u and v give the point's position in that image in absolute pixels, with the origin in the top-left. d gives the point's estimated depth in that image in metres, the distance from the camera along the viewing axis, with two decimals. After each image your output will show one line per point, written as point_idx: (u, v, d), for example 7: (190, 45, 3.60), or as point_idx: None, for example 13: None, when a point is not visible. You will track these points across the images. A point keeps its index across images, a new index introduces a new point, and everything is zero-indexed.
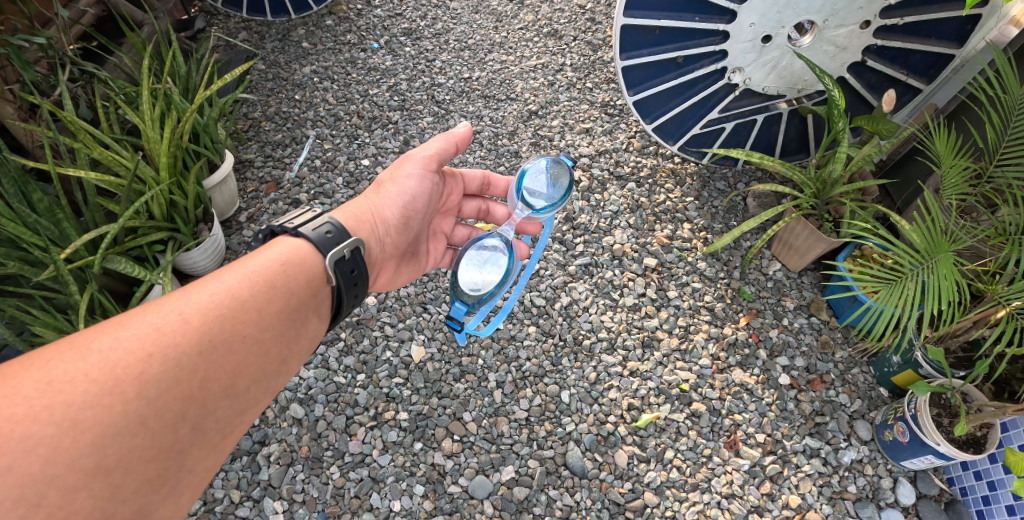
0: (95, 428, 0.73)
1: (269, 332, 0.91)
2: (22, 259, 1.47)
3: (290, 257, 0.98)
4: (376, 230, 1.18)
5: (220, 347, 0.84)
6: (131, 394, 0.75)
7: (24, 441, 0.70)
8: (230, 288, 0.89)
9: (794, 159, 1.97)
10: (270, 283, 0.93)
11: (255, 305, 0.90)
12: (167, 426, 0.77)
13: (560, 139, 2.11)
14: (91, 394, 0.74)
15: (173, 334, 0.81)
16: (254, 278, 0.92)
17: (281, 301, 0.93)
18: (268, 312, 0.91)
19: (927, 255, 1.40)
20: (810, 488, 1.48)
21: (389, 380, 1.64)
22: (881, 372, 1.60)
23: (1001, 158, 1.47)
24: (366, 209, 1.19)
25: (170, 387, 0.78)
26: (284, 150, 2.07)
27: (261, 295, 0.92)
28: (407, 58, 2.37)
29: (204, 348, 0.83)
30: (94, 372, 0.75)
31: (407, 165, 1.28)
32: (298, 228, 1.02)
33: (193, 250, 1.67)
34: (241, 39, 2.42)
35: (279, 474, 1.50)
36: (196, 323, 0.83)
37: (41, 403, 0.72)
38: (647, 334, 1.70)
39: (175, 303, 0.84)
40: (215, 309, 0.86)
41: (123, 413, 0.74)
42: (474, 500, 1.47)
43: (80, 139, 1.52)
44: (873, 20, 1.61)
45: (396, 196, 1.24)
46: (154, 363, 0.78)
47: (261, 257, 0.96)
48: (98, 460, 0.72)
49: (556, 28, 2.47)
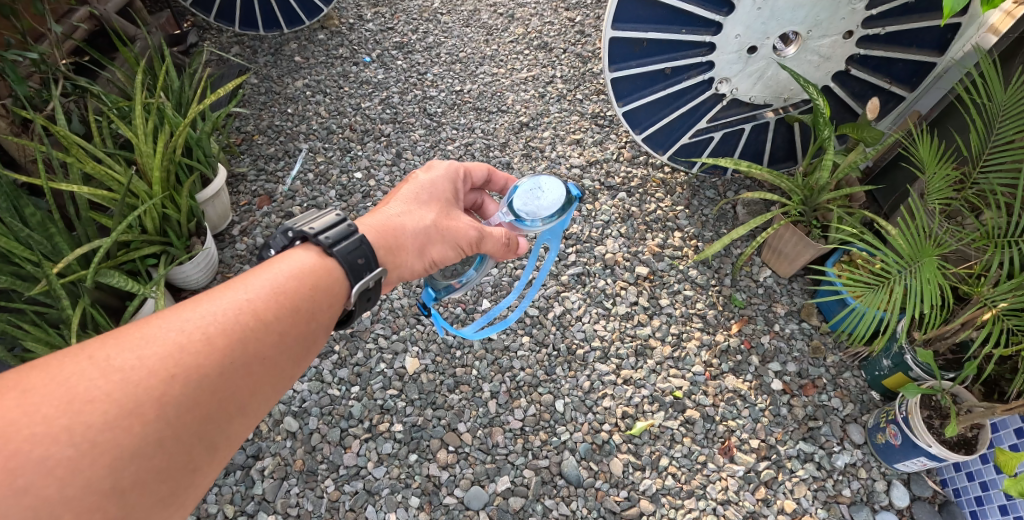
0: (112, 450, 0.68)
1: (292, 349, 0.86)
2: (13, 275, 1.46)
3: (316, 270, 0.92)
4: (437, 262, 1.13)
5: (242, 367, 0.80)
6: (150, 417, 0.71)
7: (41, 461, 0.65)
8: (255, 302, 0.84)
9: (782, 167, 2.00)
10: (297, 297, 0.88)
11: (281, 322, 0.85)
12: (183, 448, 0.73)
13: (550, 150, 2.13)
14: (110, 415, 0.69)
15: (195, 350, 0.76)
16: (278, 291, 0.87)
17: (305, 318, 0.88)
18: (292, 329, 0.87)
19: (913, 260, 1.42)
20: (804, 492, 1.49)
21: (383, 392, 1.64)
22: (873, 375, 1.61)
23: (985, 163, 1.48)
24: (430, 239, 1.11)
25: (189, 408, 0.74)
26: (276, 164, 2.08)
27: (286, 311, 0.86)
28: (398, 72, 2.39)
29: (225, 369, 0.78)
30: (114, 391, 0.70)
31: (445, 186, 1.20)
32: (328, 243, 0.94)
33: (185, 264, 1.67)
34: (233, 53, 2.43)
35: (273, 488, 1.49)
36: (219, 341, 0.78)
37: (59, 422, 0.67)
38: (639, 343, 1.71)
39: (196, 312, 0.79)
40: (240, 326, 0.81)
41: (142, 436, 0.70)
42: (470, 511, 1.47)
43: (73, 153, 1.52)
44: (856, 30, 1.64)
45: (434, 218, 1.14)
46: (175, 383, 0.73)
47: (282, 264, 0.91)
48: (115, 481, 0.68)
49: (546, 41, 2.51)
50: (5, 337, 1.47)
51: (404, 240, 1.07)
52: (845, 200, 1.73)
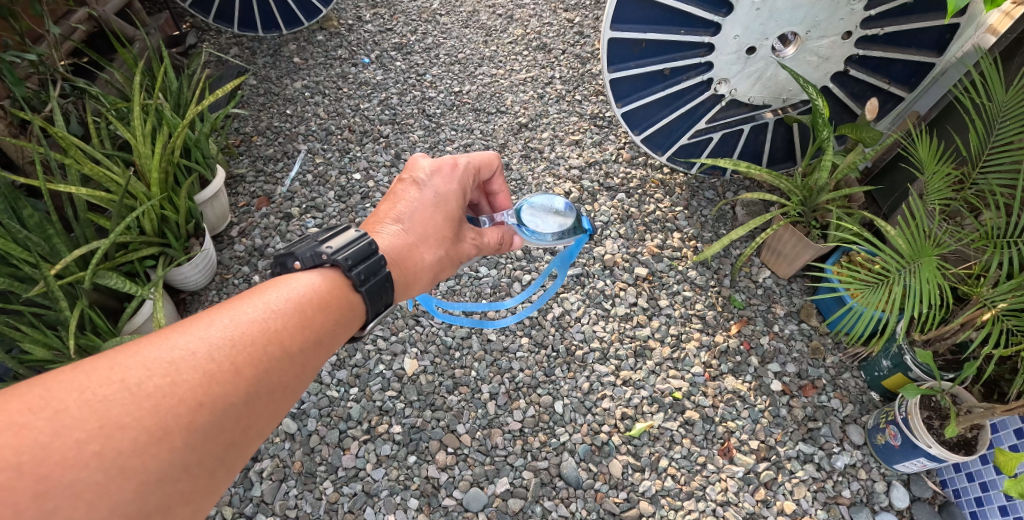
0: (140, 476, 0.67)
1: (310, 374, 0.85)
2: (11, 276, 1.46)
3: (333, 294, 0.91)
4: (444, 279, 1.15)
5: (266, 393, 0.78)
6: (177, 444, 0.69)
7: (70, 486, 0.63)
8: (279, 327, 0.83)
9: (781, 168, 2.00)
10: (318, 323, 0.87)
11: (303, 348, 0.84)
12: (209, 473, 0.72)
13: (549, 151, 2.13)
14: (140, 440, 0.67)
15: (223, 377, 0.75)
16: (302, 316, 0.86)
17: (325, 343, 0.87)
18: (313, 355, 0.85)
19: (912, 260, 1.41)
20: (804, 493, 1.49)
21: (382, 393, 1.63)
22: (872, 376, 1.61)
23: (985, 164, 1.48)
24: (443, 265, 1.11)
25: (216, 434, 0.72)
26: (275, 165, 2.08)
27: (308, 337, 0.85)
28: (397, 73, 2.39)
29: (250, 396, 0.77)
30: (144, 417, 0.68)
31: (457, 198, 1.15)
32: (353, 269, 0.92)
33: (185, 265, 1.67)
34: (232, 54, 2.43)
35: (271, 490, 1.48)
36: (245, 368, 0.77)
37: (90, 447, 0.65)
38: (638, 344, 1.71)
39: (223, 337, 0.78)
40: (265, 352, 0.80)
41: (169, 462, 0.69)
42: (469, 513, 1.46)
43: (71, 154, 1.52)
44: (855, 31, 1.64)
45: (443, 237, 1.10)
46: (203, 410, 0.72)
47: (304, 288, 0.90)
48: (142, 506, 0.66)
49: (545, 42, 2.50)
50: (3, 339, 1.47)
51: (423, 273, 1.07)
52: (844, 200, 1.72)
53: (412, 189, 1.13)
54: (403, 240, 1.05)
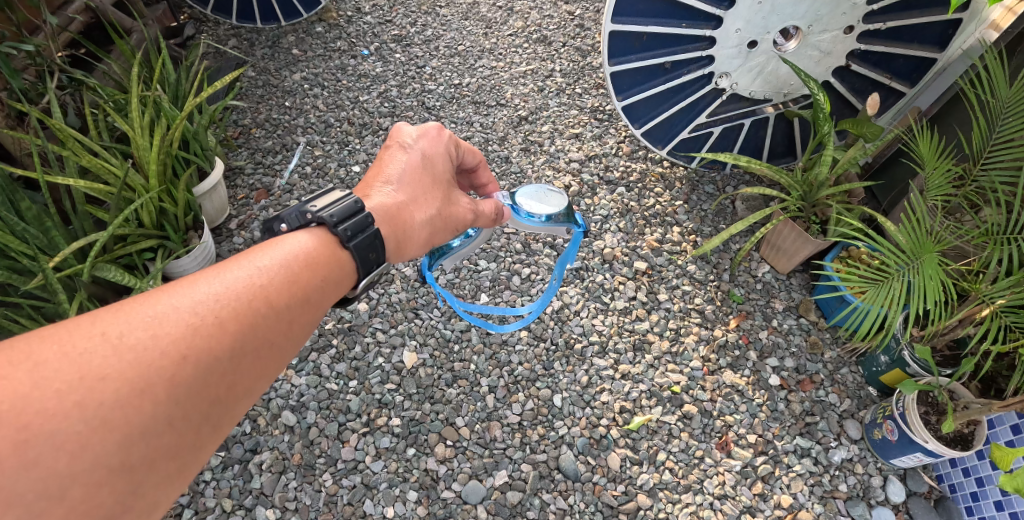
0: (123, 427, 0.66)
1: (297, 335, 0.85)
2: (9, 268, 1.46)
3: (320, 255, 0.91)
4: (438, 244, 1.14)
5: (250, 351, 0.78)
6: (160, 396, 0.69)
7: (52, 436, 0.63)
8: (265, 286, 0.82)
9: (781, 163, 2.00)
10: (305, 283, 0.87)
11: (289, 308, 0.83)
12: (193, 428, 0.72)
13: (549, 145, 2.12)
14: (122, 393, 0.67)
15: (207, 332, 0.74)
16: (288, 276, 0.85)
17: (312, 304, 0.87)
18: (300, 314, 0.85)
19: (913, 256, 1.41)
20: (801, 487, 1.49)
21: (380, 386, 1.64)
22: (871, 371, 1.61)
23: (986, 160, 1.48)
24: (436, 227, 1.10)
25: (199, 390, 0.72)
26: (274, 158, 2.07)
27: (295, 297, 0.84)
28: (396, 65, 2.38)
29: (235, 353, 0.76)
30: (127, 369, 0.68)
31: (443, 162, 1.15)
32: (339, 226, 0.92)
33: (184, 258, 1.67)
34: (230, 45, 2.42)
35: (271, 483, 1.49)
36: (230, 325, 0.76)
37: (71, 399, 0.65)
38: (637, 338, 1.72)
39: (208, 294, 0.77)
40: (250, 311, 0.79)
41: (153, 416, 0.68)
42: (468, 505, 1.47)
43: (69, 146, 1.51)
44: (857, 25, 1.63)
45: (432, 196, 1.10)
46: (186, 364, 0.71)
47: (292, 248, 0.89)
48: (125, 457, 0.66)
49: (545, 34, 2.49)
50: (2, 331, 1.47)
51: (415, 232, 1.06)
52: (844, 196, 1.72)
53: (398, 154, 1.12)
54: (393, 201, 1.05)
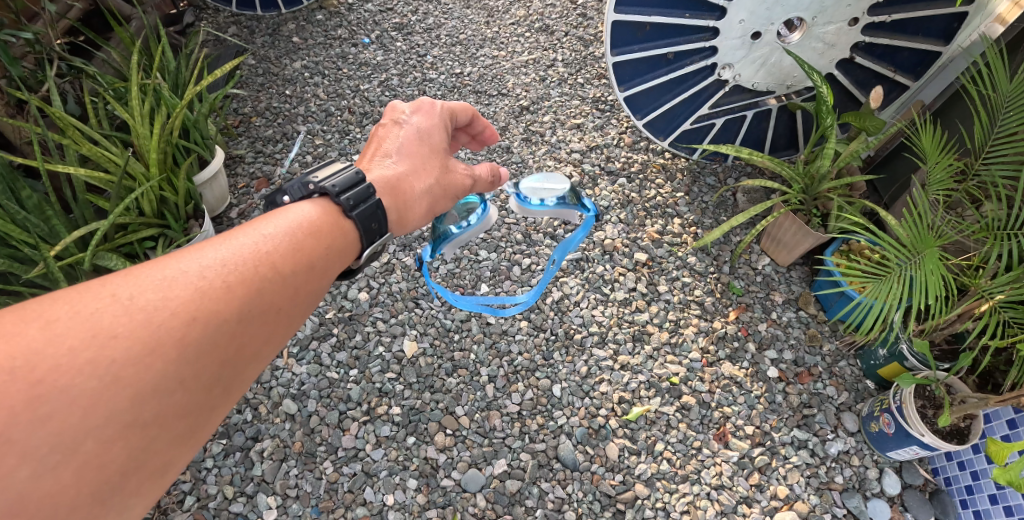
0: (134, 385, 0.67)
1: (304, 300, 0.85)
2: (11, 256, 1.46)
3: (324, 224, 0.91)
4: (439, 213, 1.15)
5: (259, 313, 0.78)
6: (170, 355, 0.69)
7: (66, 392, 0.64)
8: (271, 251, 0.82)
9: (783, 155, 1.99)
10: (311, 250, 0.87)
11: (295, 273, 0.84)
12: (203, 388, 0.72)
13: (550, 135, 2.12)
14: (134, 351, 0.68)
15: (216, 294, 0.75)
16: (293, 242, 0.85)
17: (318, 270, 0.87)
18: (307, 280, 0.85)
19: (912, 250, 1.41)
20: (797, 478, 1.51)
21: (381, 375, 1.65)
22: (869, 364, 1.62)
23: (987, 155, 1.47)
24: (436, 195, 1.11)
25: (209, 350, 0.73)
26: (274, 146, 2.07)
27: (301, 263, 0.85)
28: (397, 54, 2.36)
29: (243, 315, 0.76)
30: (138, 328, 0.69)
31: (440, 132, 1.16)
32: (340, 197, 0.93)
33: (184, 247, 1.66)
34: (230, 33, 2.40)
35: (272, 470, 1.50)
36: (238, 287, 0.77)
37: (84, 356, 0.66)
38: (637, 329, 1.72)
39: (215, 258, 0.77)
40: (257, 274, 0.79)
41: (164, 374, 0.69)
42: (467, 494, 1.48)
43: (69, 135, 1.51)
44: (862, 17, 1.62)
45: (431, 166, 1.11)
46: (196, 324, 0.72)
47: (296, 217, 0.89)
48: (138, 414, 0.67)
49: (547, 24, 2.47)
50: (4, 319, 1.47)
51: (416, 202, 1.07)
52: (846, 189, 1.72)
53: (394, 128, 1.13)
54: (394, 172, 1.06)
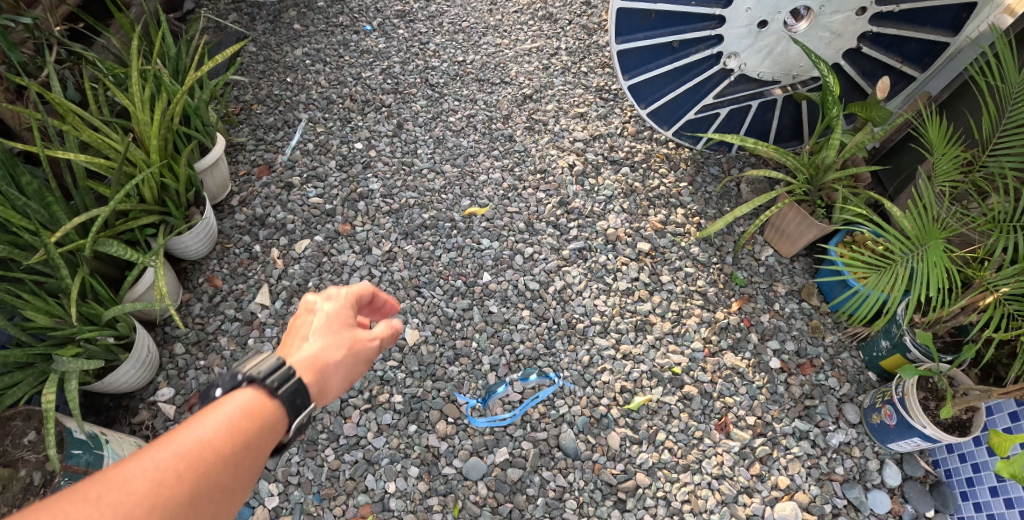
0: None
1: (255, 467, 0.82)
2: (11, 243, 1.45)
3: (262, 396, 0.86)
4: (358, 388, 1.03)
5: (212, 495, 0.76)
6: None
7: None
8: (216, 437, 0.79)
9: (787, 146, 1.98)
10: (254, 428, 0.83)
11: (242, 452, 0.80)
12: None
13: (554, 123, 2.10)
14: None
15: (166, 490, 0.73)
16: (236, 425, 0.81)
17: (264, 442, 0.83)
18: (255, 452, 0.82)
19: (917, 242, 1.41)
20: (798, 469, 1.51)
21: (383, 363, 1.64)
22: (871, 356, 1.61)
23: (994, 147, 1.46)
24: (351, 376, 0.99)
25: None
26: (275, 134, 2.05)
27: (245, 441, 0.81)
28: (399, 41, 2.34)
29: (195, 503, 0.75)
30: None
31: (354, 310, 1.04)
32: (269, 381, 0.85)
33: (185, 235, 1.67)
34: (230, 19, 2.38)
35: (274, 457, 1.50)
36: (186, 480, 0.75)
37: None
38: (639, 318, 1.72)
39: (159, 457, 0.74)
40: (204, 462, 0.76)
41: None
42: (468, 482, 1.49)
43: (69, 121, 1.50)
44: (869, 7, 1.60)
45: (344, 341, 0.99)
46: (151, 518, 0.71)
47: (235, 405, 0.83)
48: None
49: (551, 12, 2.45)
50: (5, 306, 1.46)
51: (331, 391, 0.96)
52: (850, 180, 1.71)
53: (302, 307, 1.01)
54: (309, 357, 0.95)
